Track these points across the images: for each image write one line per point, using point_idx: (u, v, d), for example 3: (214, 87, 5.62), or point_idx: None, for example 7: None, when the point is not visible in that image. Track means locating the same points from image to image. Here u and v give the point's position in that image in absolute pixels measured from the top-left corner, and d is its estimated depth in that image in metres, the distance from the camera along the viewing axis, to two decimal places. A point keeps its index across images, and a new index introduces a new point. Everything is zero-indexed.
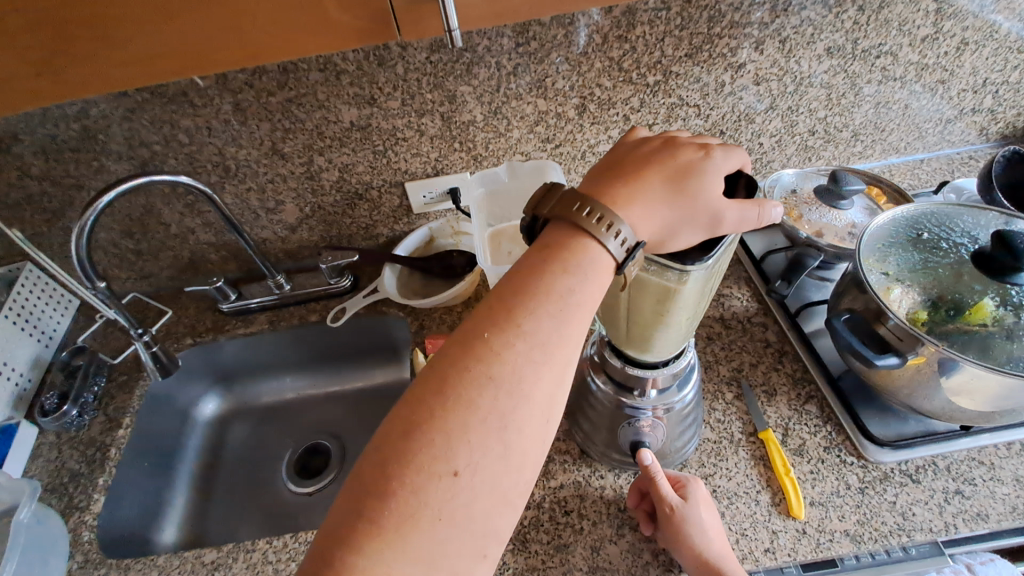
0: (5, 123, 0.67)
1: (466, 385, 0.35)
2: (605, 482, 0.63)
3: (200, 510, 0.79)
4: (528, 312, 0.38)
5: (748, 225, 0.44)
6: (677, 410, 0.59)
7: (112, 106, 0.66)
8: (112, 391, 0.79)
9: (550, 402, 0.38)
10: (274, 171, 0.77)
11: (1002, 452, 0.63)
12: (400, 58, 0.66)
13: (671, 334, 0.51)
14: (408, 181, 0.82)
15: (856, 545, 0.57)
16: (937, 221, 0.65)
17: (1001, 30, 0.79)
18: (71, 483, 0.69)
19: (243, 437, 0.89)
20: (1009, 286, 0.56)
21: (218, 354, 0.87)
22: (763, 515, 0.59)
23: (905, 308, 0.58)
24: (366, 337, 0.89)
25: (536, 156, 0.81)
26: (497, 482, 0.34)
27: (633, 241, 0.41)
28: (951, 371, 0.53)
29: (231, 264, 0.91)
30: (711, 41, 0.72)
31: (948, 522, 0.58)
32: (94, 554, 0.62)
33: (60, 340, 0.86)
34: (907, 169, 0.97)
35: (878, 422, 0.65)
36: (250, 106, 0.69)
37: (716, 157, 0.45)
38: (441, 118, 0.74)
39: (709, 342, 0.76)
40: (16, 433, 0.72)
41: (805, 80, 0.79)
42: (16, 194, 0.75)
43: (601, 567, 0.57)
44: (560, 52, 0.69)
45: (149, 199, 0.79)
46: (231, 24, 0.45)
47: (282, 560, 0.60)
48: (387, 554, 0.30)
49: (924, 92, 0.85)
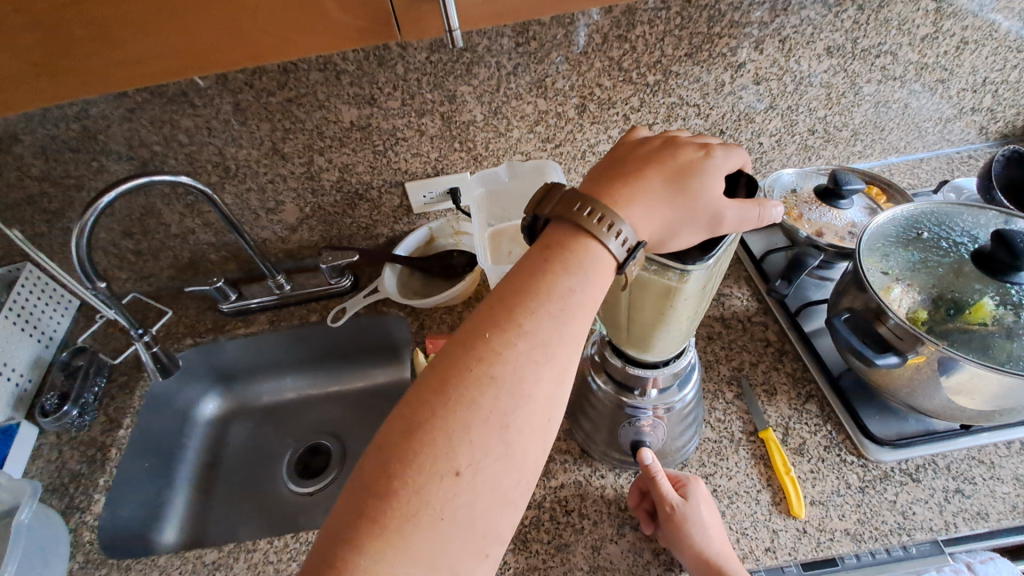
0: (5, 123, 0.67)
1: (467, 385, 0.35)
2: (605, 482, 0.63)
3: (201, 510, 0.79)
4: (529, 312, 0.38)
5: (748, 224, 0.44)
6: (677, 410, 0.59)
7: (112, 106, 0.66)
8: (112, 391, 0.79)
9: (551, 402, 0.38)
10: (275, 171, 0.77)
11: (1001, 451, 0.63)
12: (400, 58, 0.66)
13: (671, 334, 0.51)
14: (408, 181, 0.82)
15: (856, 545, 0.57)
16: (937, 221, 0.65)
17: (1000, 30, 0.79)
18: (71, 483, 0.69)
19: (244, 437, 0.89)
20: (1009, 286, 0.56)
21: (218, 354, 0.87)
22: (763, 514, 0.59)
23: (905, 307, 0.58)
24: (366, 337, 0.89)
25: (536, 156, 0.82)
26: (498, 482, 0.34)
27: (634, 241, 0.41)
28: (951, 370, 0.53)
29: (231, 264, 0.91)
30: (710, 41, 0.72)
31: (948, 521, 0.58)
32: (95, 555, 0.63)
33: (60, 340, 0.86)
34: (906, 168, 0.97)
35: (878, 421, 0.65)
36: (250, 106, 0.69)
37: (717, 157, 0.45)
38: (441, 118, 0.74)
39: (709, 342, 0.76)
40: (17, 433, 0.72)
41: (805, 80, 0.79)
42: (16, 195, 0.75)
43: (602, 567, 0.57)
44: (560, 52, 0.69)
45: (149, 199, 0.79)
46: (232, 24, 0.45)
47: (283, 560, 0.60)
48: (388, 554, 0.30)
49: (924, 91, 0.85)
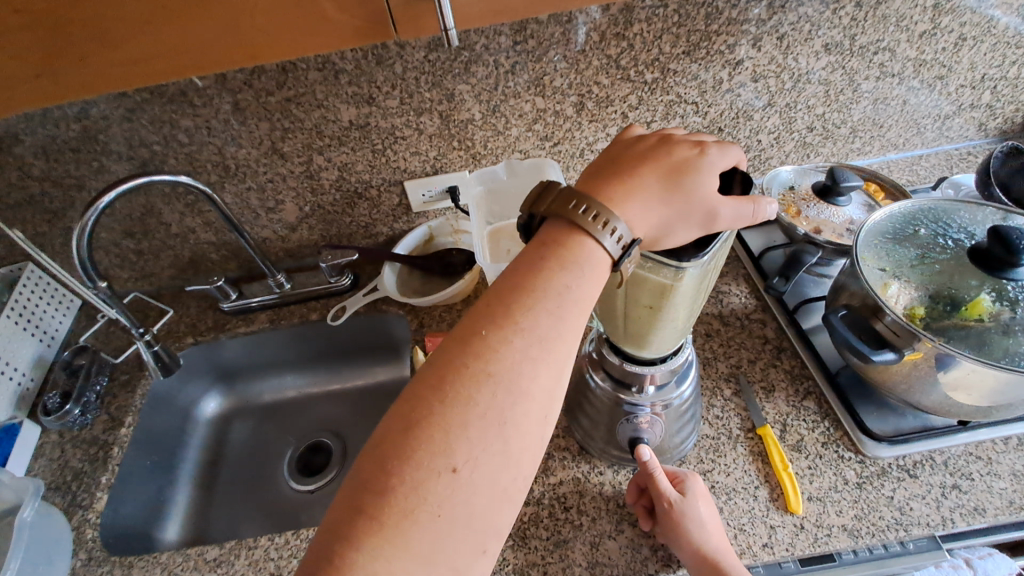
0: (5, 124, 0.67)
1: (464, 382, 0.35)
2: (604, 479, 0.64)
3: (203, 509, 0.80)
4: (526, 309, 0.38)
5: (744, 221, 0.44)
6: (675, 406, 0.59)
7: (112, 107, 0.67)
8: (114, 390, 0.80)
9: (549, 398, 0.38)
10: (274, 170, 0.78)
11: (999, 447, 0.64)
12: (398, 57, 0.66)
13: (668, 332, 0.52)
14: (407, 180, 0.82)
15: (854, 540, 0.57)
16: (934, 217, 0.66)
17: (999, 25, 0.78)
18: (74, 481, 0.70)
19: (244, 436, 0.89)
20: (1006, 282, 0.56)
21: (219, 353, 0.88)
22: (761, 510, 0.60)
23: (902, 304, 0.59)
24: (366, 335, 0.89)
25: (535, 154, 0.82)
26: (496, 479, 0.35)
27: (629, 238, 0.41)
28: (949, 366, 0.53)
29: (232, 263, 0.91)
30: (709, 38, 0.72)
31: (945, 517, 0.59)
32: (98, 552, 0.63)
33: (62, 340, 0.86)
34: (905, 165, 0.97)
35: (876, 418, 0.65)
36: (249, 105, 0.69)
37: (712, 155, 0.45)
38: (440, 117, 0.75)
39: (708, 339, 0.76)
40: (19, 433, 0.72)
41: (803, 77, 0.80)
42: (17, 195, 0.75)
43: (600, 563, 0.57)
44: (558, 50, 0.69)
45: (149, 199, 0.79)
46: (230, 24, 0.45)
47: (284, 557, 0.60)
48: (387, 550, 0.31)
49: (923, 88, 0.85)
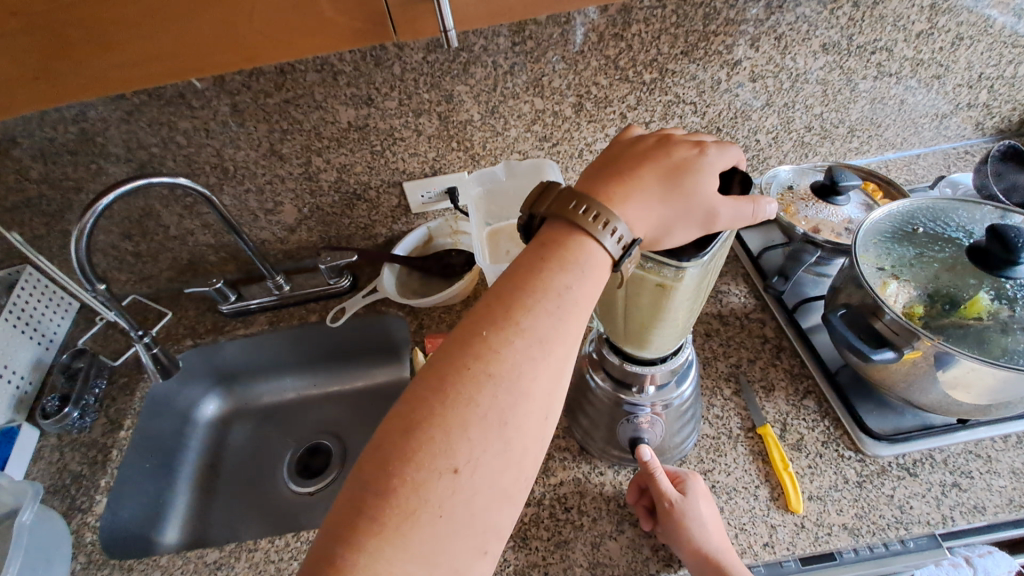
0: (3, 126, 0.67)
1: (465, 383, 0.35)
2: (604, 479, 0.64)
3: (202, 511, 0.80)
4: (526, 309, 0.38)
5: (743, 221, 0.44)
6: (675, 406, 0.59)
7: (111, 109, 0.66)
8: (113, 393, 0.80)
9: (550, 397, 0.38)
10: (273, 171, 0.77)
11: (998, 445, 0.64)
12: (397, 58, 0.67)
13: (668, 332, 0.52)
14: (406, 181, 0.82)
15: (854, 539, 0.57)
16: (931, 216, 0.66)
17: (995, 25, 0.79)
18: (73, 484, 0.70)
19: (244, 438, 0.89)
20: (1005, 280, 0.56)
21: (218, 355, 0.87)
22: (762, 510, 0.60)
23: (901, 303, 0.59)
24: (366, 337, 0.89)
25: (534, 154, 0.82)
26: (497, 480, 0.35)
27: (629, 238, 0.41)
28: (948, 364, 0.53)
29: (231, 265, 0.91)
30: (706, 39, 0.72)
31: (946, 515, 0.59)
32: (97, 555, 0.63)
33: (60, 342, 0.86)
34: (902, 165, 0.97)
35: (876, 416, 0.65)
36: (248, 107, 0.69)
37: (711, 154, 0.45)
38: (438, 118, 0.75)
39: (707, 339, 0.76)
40: (18, 436, 0.72)
41: (801, 77, 0.80)
42: (16, 198, 0.75)
43: (601, 564, 0.57)
44: (557, 51, 0.69)
45: (148, 202, 0.79)
46: (228, 24, 0.44)
47: (284, 559, 0.60)
48: (388, 550, 0.31)
49: (919, 87, 0.85)
